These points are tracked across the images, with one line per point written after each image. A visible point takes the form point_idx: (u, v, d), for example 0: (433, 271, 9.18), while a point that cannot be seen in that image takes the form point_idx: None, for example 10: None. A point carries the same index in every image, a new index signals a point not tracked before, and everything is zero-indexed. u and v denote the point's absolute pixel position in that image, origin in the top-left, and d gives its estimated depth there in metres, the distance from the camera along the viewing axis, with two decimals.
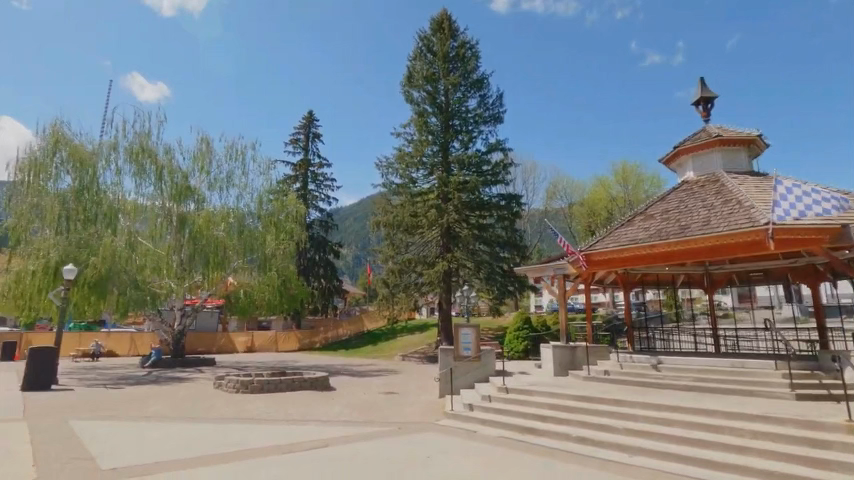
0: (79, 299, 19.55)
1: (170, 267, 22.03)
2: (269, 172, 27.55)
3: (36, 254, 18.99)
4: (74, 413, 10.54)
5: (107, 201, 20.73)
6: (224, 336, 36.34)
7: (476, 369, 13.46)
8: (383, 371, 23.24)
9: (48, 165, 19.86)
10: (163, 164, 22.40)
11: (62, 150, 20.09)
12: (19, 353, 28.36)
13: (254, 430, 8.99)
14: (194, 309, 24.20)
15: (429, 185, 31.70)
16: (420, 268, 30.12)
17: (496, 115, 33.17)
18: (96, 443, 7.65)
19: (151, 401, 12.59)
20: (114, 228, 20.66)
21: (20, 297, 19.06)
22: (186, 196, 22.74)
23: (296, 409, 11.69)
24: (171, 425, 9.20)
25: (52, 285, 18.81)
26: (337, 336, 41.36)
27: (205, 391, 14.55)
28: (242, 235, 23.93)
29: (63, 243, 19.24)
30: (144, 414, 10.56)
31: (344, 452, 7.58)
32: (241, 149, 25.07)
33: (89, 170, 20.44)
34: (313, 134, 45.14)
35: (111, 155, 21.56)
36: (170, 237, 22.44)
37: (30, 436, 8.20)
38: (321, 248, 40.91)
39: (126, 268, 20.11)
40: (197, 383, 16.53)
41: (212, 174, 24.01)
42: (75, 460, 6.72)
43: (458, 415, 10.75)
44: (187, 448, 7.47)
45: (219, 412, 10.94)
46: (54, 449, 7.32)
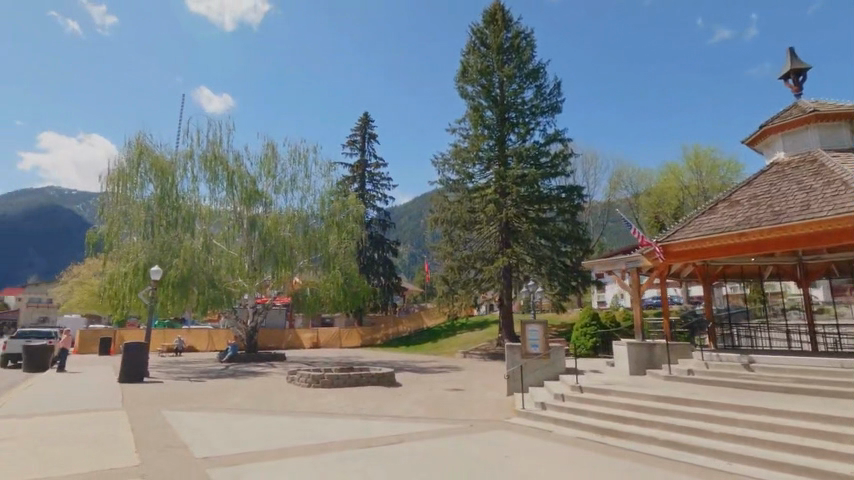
0: (163, 298, 21.13)
1: (242, 267, 23.21)
2: (329, 174, 28.35)
3: (127, 257, 20.75)
4: (165, 404, 11.34)
5: (185, 207, 22.18)
6: (292, 333, 37.97)
7: (546, 367, 13.03)
8: (446, 368, 23.18)
9: (133, 175, 21.59)
10: (233, 170, 23.59)
11: (145, 161, 21.76)
12: (114, 348, 31.19)
13: (328, 424, 9.21)
14: (265, 307, 25.39)
15: (486, 180, 31.21)
16: (479, 265, 29.76)
17: (554, 105, 32.09)
18: (186, 432, 8.12)
19: (232, 394, 13.28)
20: (193, 231, 22.13)
21: (114, 297, 20.85)
22: (255, 199, 23.88)
23: (365, 404, 11.87)
24: (251, 417, 9.62)
25: (142, 285, 20.50)
26: (398, 332, 41.98)
27: (279, 385, 15.16)
28: (306, 235, 24.89)
29: (150, 247, 20.93)
30: (227, 406, 11.13)
31: (418, 448, 7.53)
32: (303, 152, 25.96)
33: (169, 178, 21.99)
34: (368, 135, 46.01)
35: (187, 164, 23.04)
36: (241, 239, 23.58)
37: (130, 424, 8.85)
38: (380, 246, 41.66)
39: (203, 268, 21.69)
40: (270, 378, 17.27)
41: (277, 177, 25.04)
42: (171, 448, 7.16)
43: (530, 414, 10.42)
44: (269, 440, 7.73)
45: (294, 406, 11.32)
46: (151, 436, 7.86)
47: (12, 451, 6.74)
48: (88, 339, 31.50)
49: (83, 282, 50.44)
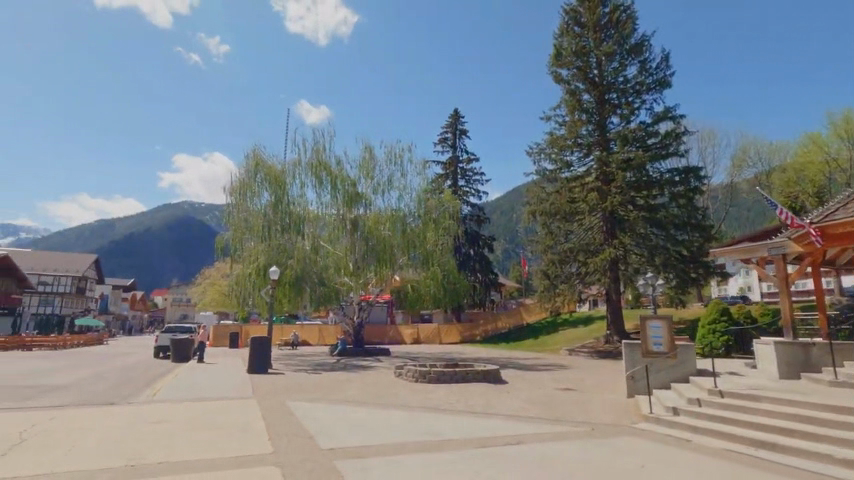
0: (281, 295, 23.01)
1: (347, 266, 24.32)
2: (424, 172, 28.69)
3: (250, 259, 22.91)
4: (289, 394, 12.16)
5: (295, 212, 23.82)
6: (393, 329, 39.19)
7: (672, 368, 11.79)
8: (552, 366, 22.24)
9: (252, 184, 23.70)
10: (336, 174, 24.77)
11: (261, 171, 23.78)
12: (241, 342, 34.77)
13: (441, 421, 9.10)
14: (369, 303, 26.41)
15: (586, 167, 29.39)
16: (582, 257, 28.01)
17: (662, 80, 29.15)
18: (311, 423, 8.54)
19: (346, 387, 13.88)
20: (303, 233, 23.73)
21: (239, 295, 23.05)
22: (356, 201, 24.88)
23: (474, 401, 11.66)
24: (368, 410, 9.90)
25: (263, 284, 22.53)
26: (497, 328, 41.44)
27: (389, 379, 15.59)
28: (405, 234, 25.38)
29: (269, 249, 22.88)
30: (344, 399, 11.61)
31: (539, 451, 7.09)
32: (399, 152, 26.54)
33: (281, 186, 23.78)
34: (459, 131, 45.89)
35: (296, 171, 24.74)
36: (345, 239, 24.67)
37: (262, 413, 9.57)
38: (475, 242, 41.33)
39: (314, 268, 23.25)
40: (379, 372, 17.85)
41: (375, 179, 25.88)
42: (299, 437, 7.55)
43: (660, 420, 9.37)
44: (387, 434, 7.82)
45: (405, 400, 11.47)
46: (281, 425, 8.39)
47: (171, 433, 7.55)
48: (220, 333, 35.49)
49: (214, 284, 57.10)
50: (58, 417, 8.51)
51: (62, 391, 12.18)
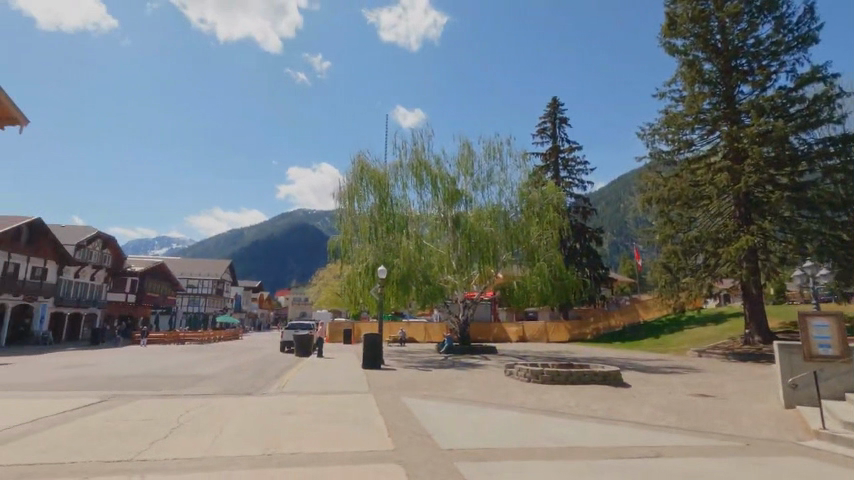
0: (390, 293, 23.79)
1: (450, 263, 24.37)
2: (524, 164, 27.76)
3: (359, 259, 23.98)
4: (402, 390, 12.41)
5: (399, 213, 24.45)
6: (498, 327, 38.52)
7: (847, 375, 9.81)
8: (680, 368, 20.03)
9: (358, 188, 24.80)
10: (435, 173, 24.89)
11: (366, 175, 24.82)
12: (354, 338, 36.75)
13: (564, 425, 8.53)
14: (474, 301, 26.08)
15: (711, 145, 26.32)
16: (711, 247, 24.78)
17: (806, 35, 24.69)
18: (428, 421, 8.51)
19: (456, 385, 13.80)
20: (407, 233, 24.23)
21: (351, 294, 24.20)
22: (457, 199, 24.76)
23: (595, 404, 10.83)
24: (483, 410, 9.63)
25: (372, 283, 23.50)
26: (610, 327, 38.75)
27: (499, 379, 15.19)
28: (508, 229, 24.75)
29: (377, 249, 23.75)
30: (456, 397, 11.49)
31: (683, 467, 6.21)
32: (497, 146, 25.98)
33: (384, 188, 24.61)
34: (559, 120, 43.71)
35: (398, 173, 25.41)
36: (447, 237, 24.65)
37: (379, 409, 9.77)
38: (582, 235, 39.04)
39: (418, 266, 23.60)
40: (487, 371, 17.49)
41: (475, 175, 25.58)
42: (418, 435, 7.53)
43: (837, 437, 7.79)
44: (506, 437, 7.48)
45: (519, 401, 11.02)
46: (399, 422, 8.48)
47: (299, 425, 8.00)
48: (335, 330, 37.92)
49: (327, 285, 61.29)
50: (206, 405, 9.55)
51: (208, 381, 13.75)
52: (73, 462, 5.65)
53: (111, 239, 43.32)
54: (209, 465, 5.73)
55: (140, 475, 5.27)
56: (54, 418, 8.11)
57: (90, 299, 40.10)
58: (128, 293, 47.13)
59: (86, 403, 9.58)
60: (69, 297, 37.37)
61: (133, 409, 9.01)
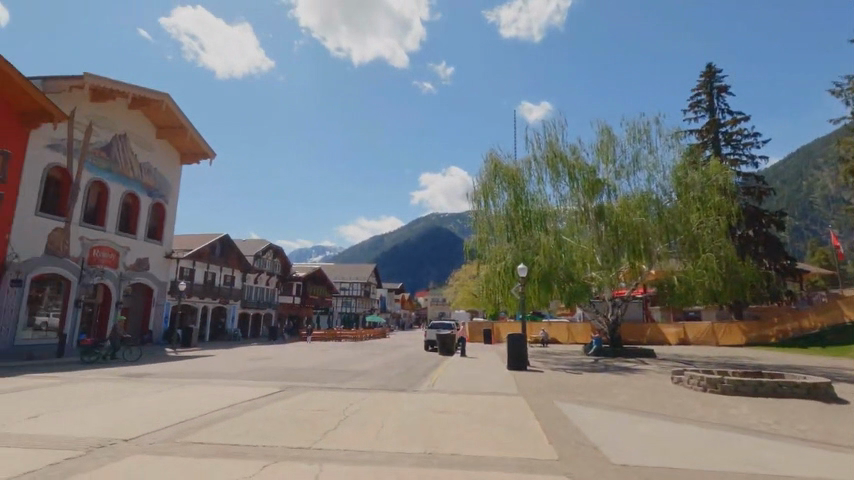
0: (532, 292, 22.86)
1: (595, 259, 22.47)
2: (677, 144, 24.52)
3: (496, 258, 23.44)
4: (555, 394, 11.72)
5: (535, 209, 23.47)
6: (652, 327, 34.70)
7: None
8: None
9: (492, 186, 24.46)
10: (573, 163, 23.30)
11: (499, 173, 24.40)
12: (494, 338, 36.50)
13: (767, 448, 7.04)
14: (624, 300, 23.75)
15: None
16: None
17: None
18: (591, 431, 7.77)
19: (615, 391, 12.58)
20: (546, 229, 23.08)
21: (490, 294, 23.90)
22: (598, 189, 22.86)
23: (803, 423, 8.83)
24: (653, 423, 8.51)
25: (511, 282, 22.83)
26: (802, 328, 32.18)
27: (665, 386, 13.47)
28: (662, 219, 22.04)
29: (515, 247, 22.94)
30: (618, 405, 10.41)
31: None
32: (643, 127, 23.41)
33: (519, 184, 23.90)
34: (716, 89, 37.88)
35: (532, 168, 24.41)
36: (590, 231, 22.87)
37: (534, 412, 9.28)
38: (756, 220, 33.11)
39: (560, 264, 22.21)
40: (649, 377, 15.68)
41: (617, 162, 23.39)
42: (582, 445, 6.89)
43: None
44: (692, 457, 6.40)
45: (698, 414, 9.52)
46: (558, 429, 7.90)
47: (456, 425, 7.94)
48: (475, 330, 38.18)
49: (463, 284, 62.15)
50: (367, 399, 10.13)
51: (365, 376, 14.73)
52: (263, 445, 6.32)
53: (280, 249, 50.05)
54: (376, 459, 5.91)
55: (318, 464, 5.64)
56: (247, 404, 9.37)
57: (267, 301, 46.78)
58: (294, 296, 53.93)
59: (270, 392, 10.90)
60: (252, 299, 44.07)
61: (306, 399, 10.00)
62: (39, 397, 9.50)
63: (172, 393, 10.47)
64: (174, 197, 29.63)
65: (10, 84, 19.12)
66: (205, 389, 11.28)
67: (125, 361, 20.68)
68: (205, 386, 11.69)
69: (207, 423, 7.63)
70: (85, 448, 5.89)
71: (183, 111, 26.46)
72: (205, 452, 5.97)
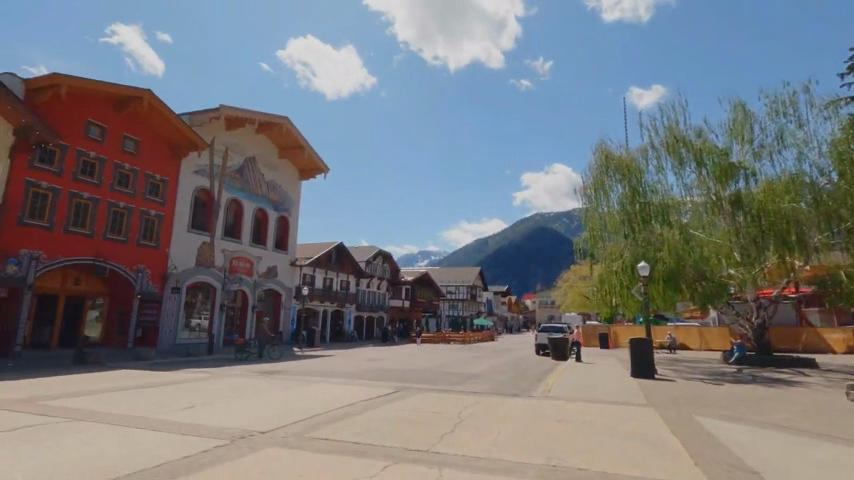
0: (656, 293, 20.70)
1: (732, 254, 19.63)
2: (836, 114, 20.59)
3: (612, 256, 21.63)
4: (693, 406, 10.40)
5: (656, 201, 21.27)
6: (809, 332, 29.51)
7: None
8: None
9: (603, 180, 22.78)
10: (699, 147, 20.53)
11: (611, 164, 22.62)
12: (612, 343, 34.00)
13: None
14: (773, 300, 20.43)
15: None
16: None
17: None
18: (746, 452, 6.66)
19: (769, 405, 10.80)
20: (669, 223, 20.82)
21: (606, 293, 22.27)
22: (733, 174, 19.80)
23: None
24: (829, 447, 7.05)
25: (632, 282, 20.83)
26: None
27: (837, 403, 11.23)
28: (820, 205, 18.58)
29: (633, 244, 20.97)
30: (777, 423, 8.87)
31: None
32: (789, 98, 20.05)
33: (635, 175, 21.85)
34: None
35: (650, 156, 22.24)
36: (725, 222, 20.06)
37: (669, 427, 8.28)
38: None
39: (689, 260, 19.93)
40: (813, 391, 13.23)
41: (756, 142, 20.29)
42: (737, 469, 5.90)
43: None
44: None
45: None
46: (702, 447, 6.92)
47: (577, 436, 7.37)
48: (590, 334, 35.88)
49: (573, 286, 58.86)
50: (480, 403, 9.93)
51: (477, 380, 14.54)
52: (383, 445, 6.42)
53: (389, 255, 52.33)
54: (497, 467, 5.64)
55: (437, 467, 5.55)
56: (366, 403, 9.70)
57: (379, 305, 49.13)
58: (403, 299, 55.90)
59: (385, 392, 11.24)
60: (365, 303, 46.60)
61: (421, 401, 10.09)
62: (194, 389, 10.89)
63: (300, 389, 11.33)
64: (296, 209, 32.50)
65: (162, 120, 22.43)
66: (328, 387, 11.99)
67: (267, 359, 23.17)
68: (327, 384, 12.46)
69: (331, 419, 8.03)
70: (230, 437, 6.51)
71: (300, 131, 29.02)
72: (330, 448, 6.22)
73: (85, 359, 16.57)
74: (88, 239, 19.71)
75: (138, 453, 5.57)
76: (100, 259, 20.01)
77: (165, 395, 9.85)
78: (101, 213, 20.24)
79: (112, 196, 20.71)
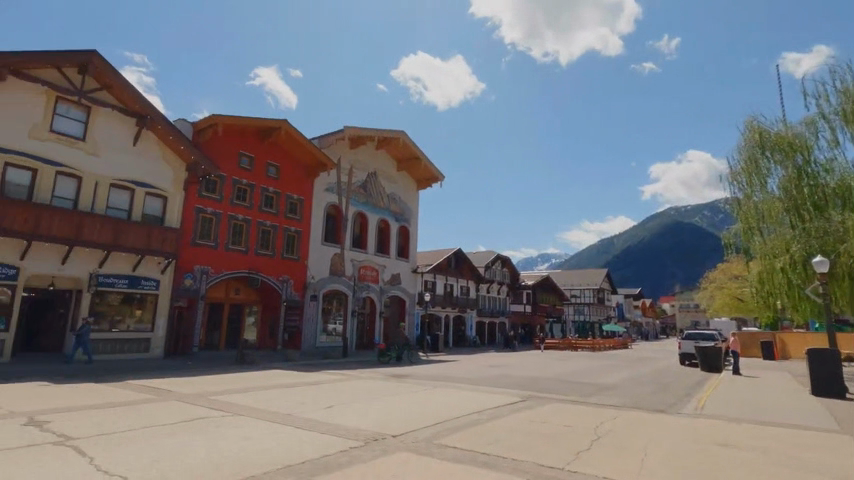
0: (840, 292, 17.04)
1: None
2: None
3: (776, 250, 18.25)
4: None
5: (832, 181, 17.48)
6: None
7: None
8: None
9: (758, 163, 19.72)
10: None
11: (767, 144, 19.37)
12: (778, 353, 28.90)
13: None
14: None
15: None
16: None
17: None
18: None
19: None
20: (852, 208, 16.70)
21: (769, 294, 19.12)
22: None
23: None
24: None
25: (807, 281, 17.41)
26: None
27: None
28: None
29: (803, 234, 17.40)
30: None
31: None
32: None
33: (800, 153, 18.34)
34: None
35: (821, 129, 18.35)
36: None
37: None
38: None
39: None
40: None
41: None
42: None
43: None
44: None
45: None
46: None
47: (746, 464, 6.24)
48: (748, 342, 30.98)
49: (721, 286, 51.56)
50: (619, 418, 9.02)
51: (612, 391, 13.35)
52: (514, 458, 6.11)
53: (508, 259, 51.50)
54: None
55: None
56: (493, 412, 9.46)
57: (500, 310, 48.54)
58: (525, 304, 54.43)
59: (512, 401, 10.86)
60: (486, 309, 46.37)
61: (552, 412, 9.51)
62: (332, 390, 11.71)
63: (427, 394, 11.50)
64: (415, 218, 33.68)
65: (299, 147, 25.08)
66: (454, 393, 11.99)
67: (394, 363, 24.20)
68: (453, 390, 12.49)
69: (458, 427, 7.97)
70: (364, 439, 6.76)
71: (416, 143, 30.13)
72: (459, 457, 6.10)
73: (245, 359, 18.96)
74: (243, 255, 22.75)
75: (285, 449, 6.07)
76: (253, 272, 22.95)
77: (308, 394, 10.76)
78: (253, 231, 23.24)
79: (261, 217, 23.66)
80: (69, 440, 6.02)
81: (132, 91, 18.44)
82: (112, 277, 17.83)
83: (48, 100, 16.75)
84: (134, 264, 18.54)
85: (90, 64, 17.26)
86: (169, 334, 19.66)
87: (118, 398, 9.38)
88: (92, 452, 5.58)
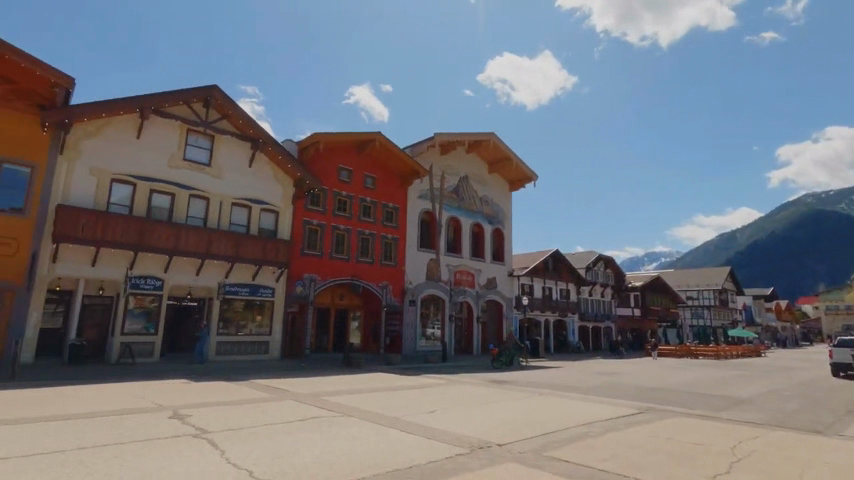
0: None
1: None
2: None
3: None
4: None
5: None
6: None
7: None
8: None
9: None
10: None
11: None
12: None
13: None
14: None
15: None
16: None
17: None
18: None
19: None
20: None
21: None
22: None
23: None
24: None
25: None
26: None
27: None
28: None
29: None
30: None
31: None
32: None
33: None
34: None
35: None
36: None
37: None
38: None
39: None
40: None
41: None
42: None
43: None
44: None
45: None
46: None
47: None
48: None
49: None
50: (761, 438, 7.80)
51: (747, 406, 11.71)
52: None
53: (612, 259, 48.23)
54: None
55: None
56: (607, 423, 8.77)
57: (604, 314, 45.63)
58: (634, 307, 50.48)
59: (627, 413, 9.98)
60: (589, 312, 43.84)
61: (675, 427, 8.55)
62: (434, 395, 11.77)
63: (532, 402, 11.05)
64: (509, 220, 33.01)
65: (393, 157, 25.94)
66: (559, 401, 11.40)
67: (494, 368, 23.79)
68: (560, 399, 11.86)
69: (569, 439, 7.47)
70: (470, 446, 6.61)
71: (506, 144, 29.59)
72: (573, 472, 5.67)
73: (351, 362, 19.97)
74: (346, 262, 24.04)
75: (392, 452, 6.12)
76: (355, 278, 24.15)
77: (412, 398, 10.92)
78: (354, 240, 24.46)
79: (360, 226, 24.86)
80: (205, 433, 6.69)
81: (247, 118, 20.49)
82: (236, 286, 19.89)
83: (181, 133, 19.27)
84: (254, 274, 20.49)
85: (212, 98, 19.54)
86: (285, 338, 21.39)
87: (244, 396, 10.32)
88: (223, 445, 6.13)
